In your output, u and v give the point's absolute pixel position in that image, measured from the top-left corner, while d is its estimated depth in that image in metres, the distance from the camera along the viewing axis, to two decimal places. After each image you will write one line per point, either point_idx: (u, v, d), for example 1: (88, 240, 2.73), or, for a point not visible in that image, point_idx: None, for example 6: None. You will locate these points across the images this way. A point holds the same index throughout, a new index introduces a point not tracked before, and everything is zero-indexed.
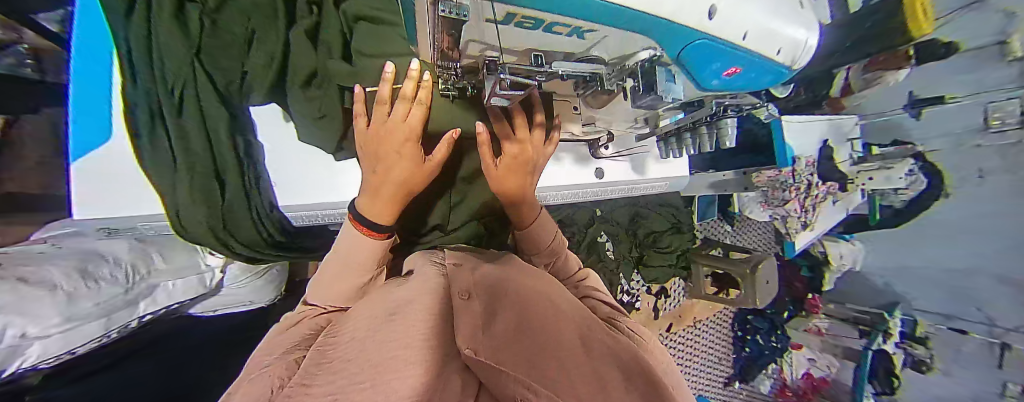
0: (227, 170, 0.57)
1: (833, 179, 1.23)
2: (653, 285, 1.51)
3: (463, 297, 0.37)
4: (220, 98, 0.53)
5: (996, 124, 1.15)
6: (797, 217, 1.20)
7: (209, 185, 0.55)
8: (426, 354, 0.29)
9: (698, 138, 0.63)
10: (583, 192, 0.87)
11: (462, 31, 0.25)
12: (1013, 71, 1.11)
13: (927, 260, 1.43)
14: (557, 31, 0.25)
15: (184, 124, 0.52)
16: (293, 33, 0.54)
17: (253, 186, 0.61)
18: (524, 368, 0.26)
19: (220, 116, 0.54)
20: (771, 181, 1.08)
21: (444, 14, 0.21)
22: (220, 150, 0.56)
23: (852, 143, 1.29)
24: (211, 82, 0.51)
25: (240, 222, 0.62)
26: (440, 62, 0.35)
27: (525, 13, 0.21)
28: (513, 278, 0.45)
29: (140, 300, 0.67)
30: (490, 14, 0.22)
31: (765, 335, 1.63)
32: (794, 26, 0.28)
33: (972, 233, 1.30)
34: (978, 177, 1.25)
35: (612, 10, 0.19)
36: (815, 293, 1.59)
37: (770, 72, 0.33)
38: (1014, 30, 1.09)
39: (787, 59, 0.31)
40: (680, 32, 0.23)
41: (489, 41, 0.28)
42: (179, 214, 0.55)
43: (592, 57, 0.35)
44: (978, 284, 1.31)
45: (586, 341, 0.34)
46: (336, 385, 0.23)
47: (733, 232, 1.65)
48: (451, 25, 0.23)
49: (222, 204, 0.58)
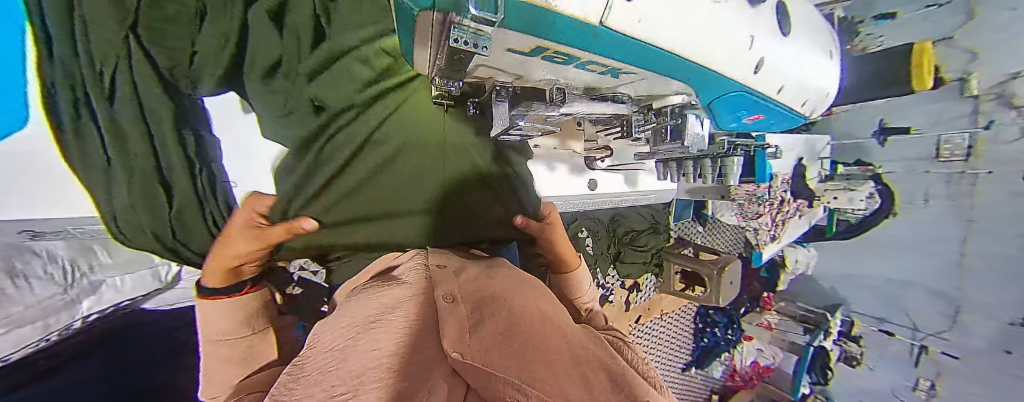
0: (172, 169, 0.57)
1: (803, 196, 1.32)
2: (627, 280, 1.53)
3: (448, 301, 0.35)
4: (161, 83, 0.52)
5: (947, 153, 1.29)
6: (767, 229, 1.29)
7: (149, 187, 0.55)
8: (408, 364, 0.26)
9: (699, 168, 0.72)
10: (575, 203, 0.86)
11: (470, 57, 0.22)
12: (967, 107, 1.24)
13: (867, 271, 1.59)
14: (590, 68, 0.26)
15: (116, 120, 0.51)
16: (255, 13, 0.55)
17: (208, 186, 0.60)
18: (513, 368, 0.24)
19: (161, 105, 0.54)
20: (748, 194, 1.13)
21: (457, 43, 0.16)
22: (163, 148, 0.55)
23: (822, 161, 1.38)
24: (150, 64, 0.50)
25: (191, 226, 0.60)
26: (438, 76, 0.31)
27: (559, 48, 0.20)
28: (495, 282, 0.42)
29: (81, 300, 0.62)
30: (517, 45, 0.20)
31: (723, 329, 1.74)
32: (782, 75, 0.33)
33: (908, 249, 1.45)
34: (923, 201, 1.38)
35: (644, 50, 0.21)
36: (770, 292, 1.74)
37: (789, 120, 0.44)
38: (975, 69, 1.20)
39: (789, 100, 0.38)
40: (700, 66, 0.25)
41: (500, 67, 0.27)
42: (116, 220, 0.54)
43: (617, 94, 0.38)
44: (910, 295, 1.48)
45: (575, 346, 0.32)
46: (316, 398, 0.19)
47: (704, 233, 1.69)
48: (460, 52, 0.20)
49: (168, 206, 0.58)
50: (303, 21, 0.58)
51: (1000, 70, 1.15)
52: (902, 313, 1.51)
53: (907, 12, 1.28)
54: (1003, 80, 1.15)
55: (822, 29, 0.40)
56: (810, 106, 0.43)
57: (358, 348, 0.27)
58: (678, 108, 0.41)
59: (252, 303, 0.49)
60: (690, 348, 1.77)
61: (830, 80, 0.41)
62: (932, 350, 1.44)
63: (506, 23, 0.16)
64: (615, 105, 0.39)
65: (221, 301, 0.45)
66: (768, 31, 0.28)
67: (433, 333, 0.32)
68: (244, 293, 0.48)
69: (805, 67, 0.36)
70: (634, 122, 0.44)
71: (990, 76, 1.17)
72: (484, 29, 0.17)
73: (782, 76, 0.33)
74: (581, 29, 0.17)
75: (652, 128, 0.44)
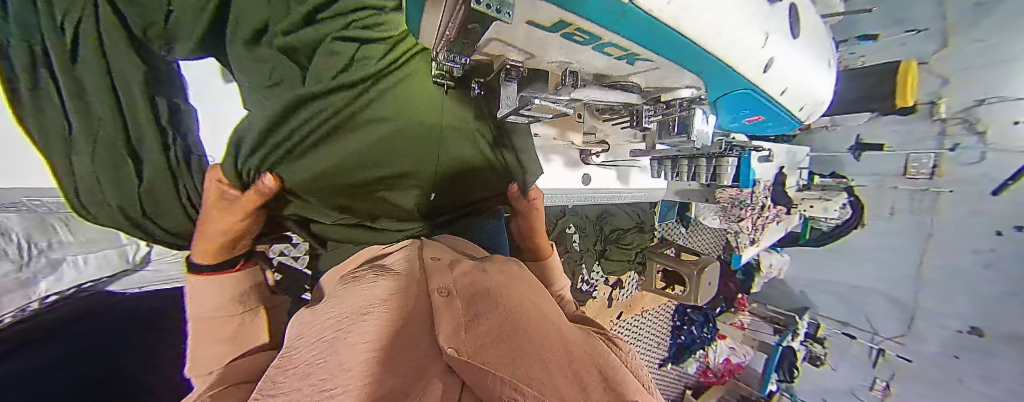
0: (143, 141, 0.47)
1: (782, 203, 1.37)
2: (610, 277, 1.56)
3: (443, 295, 0.34)
4: (132, 43, 0.42)
5: (913, 172, 1.38)
6: (747, 232, 1.34)
7: (117, 156, 0.45)
8: (405, 361, 0.25)
9: (696, 167, 0.74)
10: (569, 197, 0.87)
11: (486, 27, 0.22)
12: (934, 128, 1.32)
13: (835, 277, 1.68)
14: (607, 52, 0.28)
15: (79, 79, 0.41)
16: None
17: (183, 163, 0.50)
18: (511, 366, 0.24)
19: (131, 65, 0.43)
20: (732, 199, 1.15)
21: (480, 6, 0.16)
22: (134, 118, 0.45)
23: (801, 171, 1.45)
24: (119, 22, 0.40)
25: (163, 206, 0.50)
26: (446, 51, 0.30)
27: (581, 25, 0.21)
28: (491, 277, 0.42)
29: (38, 280, 0.59)
30: (541, 18, 0.21)
31: (699, 326, 1.81)
32: (772, 81, 0.34)
33: (872, 259, 1.55)
34: (890, 214, 1.47)
35: (663, 33, 0.22)
36: (744, 293, 1.82)
37: (787, 123, 0.47)
38: (944, 95, 1.29)
39: (785, 105, 0.40)
40: (700, 53, 0.25)
41: (515, 43, 0.27)
42: (77, 191, 0.45)
43: (629, 84, 0.38)
44: (871, 300, 1.58)
45: (568, 343, 0.32)
46: (303, 394, 0.19)
47: (686, 234, 1.74)
48: (477, 19, 0.19)
49: (138, 181, 0.47)
50: None
51: (969, 95, 1.24)
52: (864, 318, 1.62)
53: (889, 35, 1.32)
54: (969, 105, 1.25)
55: (820, 30, 0.41)
56: (811, 106, 0.44)
57: (348, 342, 0.26)
58: (687, 102, 0.41)
59: (238, 283, 0.47)
60: (667, 344, 1.83)
61: (827, 88, 0.43)
62: (889, 353, 1.56)
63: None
64: (624, 93, 0.39)
65: (209, 280, 0.45)
66: (774, 33, 0.30)
67: (428, 326, 0.31)
68: (236, 270, 0.47)
69: (803, 75, 0.37)
70: (643, 112, 0.43)
71: (959, 100, 1.26)
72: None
73: (779, 75, 0.34)
74: (607, 4, 0.17)
75: (660, 118, 0.44)
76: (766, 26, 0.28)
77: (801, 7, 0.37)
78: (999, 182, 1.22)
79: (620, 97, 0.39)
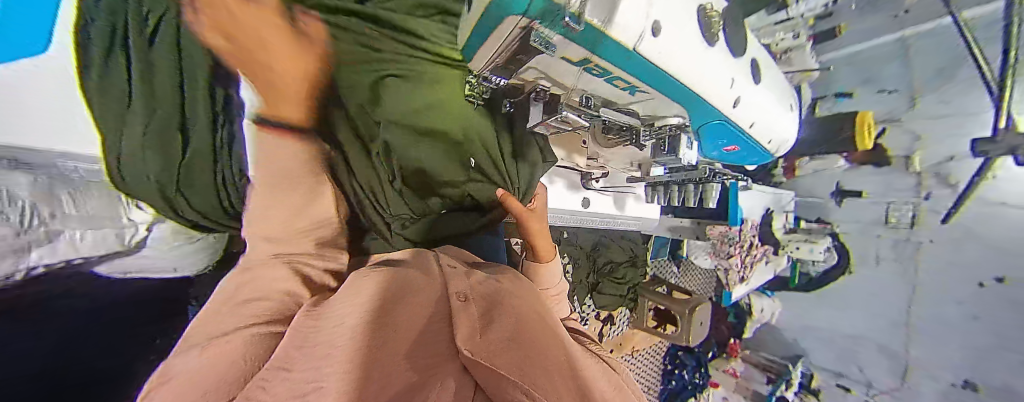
0: (197, 127, 0.48)
1: (769, 242, 1.45)
2: (601, 312, 1.55)
3: (461, 299, 0.35)
4: (203, 37, 0.45)
5: (893, 221, 1.45)
6: (737, 270, 1.35)
7: (169, 138, 0.46)
8: (419, 351, 0.27)
9: (684, 192, 0.78)
10: (567, 219, 0.90)
11: (531, 58, 0.27)
12: (912, 182, 1.39)
13: (826, 324, 1.68)
14: (615, 84, 0.33)
15: (152, 59, 0.43)
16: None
17: (226, 149, 0.51)
18: (521, 374, 0.25)
19: (197, 55, 0.45)
20: (721, 235, 1.21)
21: (536, 42, 0.22)
22: (192, 101, 0.47)
23: (787, 214, 1.50)
24: (194, 16, 0.43)
25: (198, 184, 0.52)
26: (491, 73, 0.34)
27: (599, 62, 0.27)
28: (508, 287, 0.43)
29: (33, 249, 0.51)
30: (570, 55, 0.26)
31: (690, 371, 1.77)
32: (745, 116, 0.40)
33: (862, 307, 1.56)
34: (875, 262, 1.50)
35: (655, 72, 0.28)
36: (736, 339, 1.82)
37: (759, 155, 0.52)
38: (917, 151, 1.37)
39: (755, 138, 0.46)
40: (686, 89, 0.31)
41: (549, 72, 0.31)
42: (120, 162, 0.46)
43: (628, 109, 0.42)
44: (862, 349, 1.58)
45: (574, 362, 0.33)
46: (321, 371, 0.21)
47: (678, 273, 1.76)
48: (526, 50, 0.25)
49: (181, 159, 0.49)
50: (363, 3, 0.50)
51: (941, 150, 1.32)
52: (856, 367, 1.61)
53: (863, 93, 1.45)
54: (941, 161, 1.33)
55: (783, 86, 0.49)
56: (777, 144, 0.51)
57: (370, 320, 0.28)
58: (675, 129, 0.44)
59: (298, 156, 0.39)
60: (659, 389, 1.78)
61: (791, 127, 0.50)
62: None
63: (572, 36, 0.22)
64: (626, 117, 0.43)
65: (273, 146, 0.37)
66: (740, 78, 0.36)
67: (445, 324, 0.33)
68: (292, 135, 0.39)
69: (769, 114, 0.44)
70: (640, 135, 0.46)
71: (932, 155, 1.34)
72: (552, 36, 0.23)
73: (752, 113, 0.41)
74: (616, 48, 0.24)
75: (653, 138, 0.47)
76: (732, 72, 0.34)
77: (762, 60, 0.44)
78: (944, 210, 1.33)
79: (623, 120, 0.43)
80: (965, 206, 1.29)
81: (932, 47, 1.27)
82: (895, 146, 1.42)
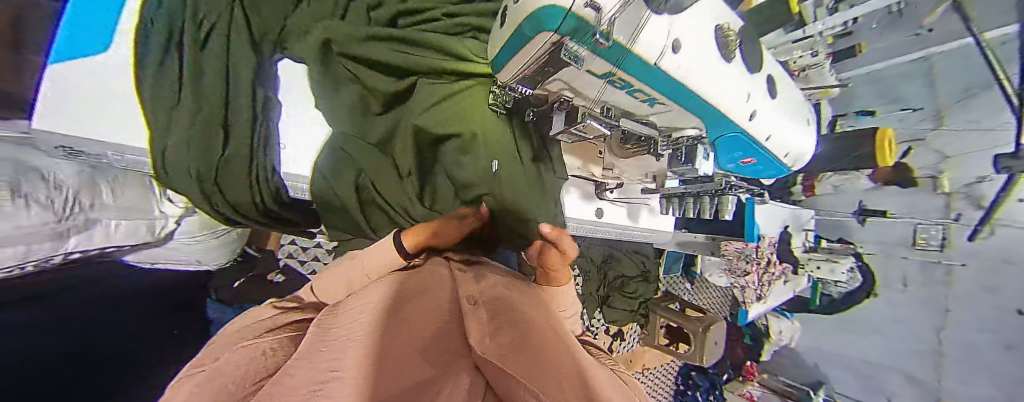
0: (237, 117, 0.50)
1: (788, 262, 1.36)
2: (612, 326, 1.54)
3: (470, 302, 0.34)
4: (250, 45, 0.52)
5: (922, 243, 1.37)
6: (754, 288, 1.26)
7: (211, 129, 0.48)
8: (430, 345, 0.26)
9: (699, 204, 0.75)
10: (580, 229, 0.89)
11: (559, 70, 0.27)
12: (940, 203, 1.33)
13: (852, 350, 1.58)
14: (635, 96, 0.32)
15: (200, 61, 0.48)
16: (352, 8, 0.54)
17: (262, 144, 0.53)
18: (532, 377, 0.23)
19: (243, 57, 0.51)
20: (736, 252, 1.15)
21: (567, 56, 0.22)
22: (235, 97, 0.51)
23: (806, 232, 1.44)
24: (244, 25, 0.51)
25: (234, 178, 0.52)
26: (515, 82, 0.35)
27: (623, 76, 0.26)
28: (517, 296, 0.42)
29: (71, 235, 0.52)
30: (596, 68, 0.26)
31: (703, 394, 1.71)
32: (764, 131, 0.39)
33: (890, 334, 1.47)
34: (902, 285, 1.43)
35: (678, 87, 0.27)
36: (753, 362, 1.69)
37: (776, 168, 0.51)
38: (943, 170, 1.30)
39: (772, 151, 0.44)
40: (705, 102, 0.31)
41: (574, 84, 0.32)
42: (162, 158, 0.47)
43: (648, 121, 0.41)
44: (891, 379, 1.48)
45: (588, 371, 0.31)
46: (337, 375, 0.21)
47: (691, 291, 1.75)
48: (557, 63, 0.25)
49: (221, 152, 0.49)
50: (384, 14, 0.53)
51: (969, 172, 1.25)
52: (884, 399, 1.50)
53: (886, 112, 1.40)
54: (970, 182, 1.25)
55: (801, 103, 0.48)
56: (792, 158, 0.49)
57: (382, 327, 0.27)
58: (693, 142, 0.43)
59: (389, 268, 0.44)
60: None
61: (808, 143, 0.49)
62: None
63: (601, 52, 0.22)
64: (643, 128, 0.42)
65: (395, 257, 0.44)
66: (756, 93, 0.36)
67: (454, 328, 0.31)
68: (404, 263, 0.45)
69: (785, 132, 0.43)
70: (657, 145, 0.45)
71: (961, 175, 1.26)
72: (582, 52, 0.23)
73: (770, 127, 0.40)
74: (640, 63, 0.24)
75: (670, 149, 0.47)
76: (748, 87, 0.34)
77: (778, 76, 0.43)
78: (970, 228, 1.26)
79: (642, 131, 0.42)
80: (992, 224, 1.21)
81: (957, 66, 1.23)
82: (919, 165, 1.35)
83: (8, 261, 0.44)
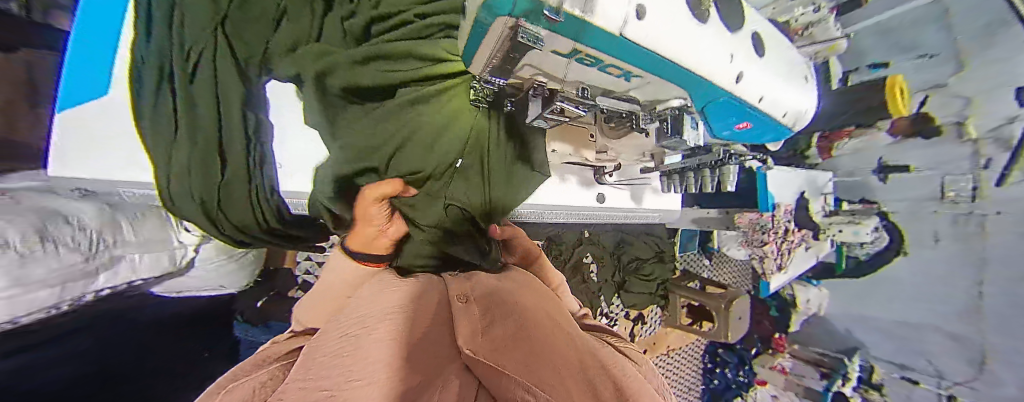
0: (231, 144, 0.51)
1: (808, 227, 1.31)
2: (631, 310, 1.50)
3: (462, 302, 0.36)
4: (235, 68, 0.49)
5: (951, 195, 1.31)
6: (773, 259, 1.23)
7: (208, 160, 0.49)
8: (418, 354, 0.27)
9: (701, 178, 0.73)
10: (582, 215, 0.88)
11: (524, 56, 0.27)
12: (966, 150, 1.26)
13: (886, 313, 1.52)
14: (609, 71, 0.32)
15: (191, 92, 0.49)
16: (328, 22, 0.52)
17: (258, 167, 0.54)
18: (522, 371, 0.23)
19: (232, 82, 0.49)
20: (751, 223, 1.12)
21: (524, 41, 0.22)
22: (227, 123, 0.51)
23: (825, 196, 1.39)
24: (228, 50, 0.49)
25: (236, 202, 0.54)
26: (486, 75, 0.35)
27: (589, 52, 0.26)
28: (512, 289, 0.42)
29: (101, 272, 0.55)
30: (560, 47, 0.25)
31: (732, 370, 1.67)
32: (754, 92, 0.38)
33: (925, 292, 1.40)
34: (934, 240, 1.36)
35: (650, 57, 0.26)
36: (782, 333, 1.66)
37: (774, 131, 0.49)
38: (970, 114, 1.23)
39: (768, 112, 0.43)
40: (684, 70, 0.30)
41: (544, 68, 0.31)
42: (168, 190, 0.49)
43: (629, 96, 0.41)
44: (929, 339, 1.42)
45: (586, 353, 0.31)
46: (333, 380, 0.21)
47: (711, 267, 1.68)
48: (520, 49, 0.24)
49: (221, 179, 0.51)
50: (358, 24, 0.51)
51: (998, 114, 1.19)
52: (924, 360, 1.45)
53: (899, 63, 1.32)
54: (998, 125, 1.19)
55: (793, 56, 0.46)
56: (793, 117, 0.47)
57: (377, 335, 0.27)
58: (677, 112, 0.43)
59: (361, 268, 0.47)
60: (699, 390, 1.71)
61: (806, 100, 0.47)
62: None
63: (557, 28, 0.22)
64: (626, 104, 0.43)
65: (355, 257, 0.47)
66: (738, 53, 0.34)
67: (447, 329, 0.34)
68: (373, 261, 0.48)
69: (778, 88, 0.41)
70: (640, 119, 0.46)
71: (987, 120, 1.21)
72: (541, 31, 0.22)
73: (759, 86, 0.38)
74: (601, 36, 0.23)
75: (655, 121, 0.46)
76: (728, 47, 0.32)
77: (763, 33, 0.41)
78: (997, 172, 1.21)
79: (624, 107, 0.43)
80: (1020, 167, 1.16)
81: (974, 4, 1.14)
82: (937, 111, 1.30)
83: (46, 305, 0.46)
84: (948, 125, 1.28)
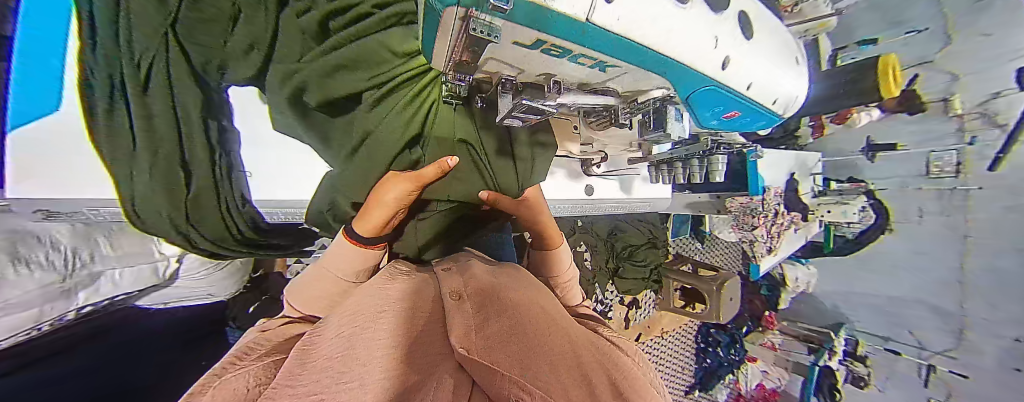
0: (194, 156, 0.52)
1: (797, 210, 1.33)
2: (626, 296, 1.54)
3: (454, 298, 0.35)
4: (193, 74, 0.47)
5: (937, 170, 1.32)
6: (763, 241, 1.25)
7: (171, 172, 0.51)
8: (402, 346, 0.26)
9: (689, 168, 0.74)
10: (572, 207, 0.89)
11: (485, 49, 0.25)
12: (952, 127, 1.27)
13: (871, 288, 1.57)
14: (581, 62, 0.30)
15: (147, 102, 0.46)
16: (283, 20, 0.46)
17: (224, 178, 0.56)
18: (516, 366, 0.23)
19: (191, 93, 0.48)
20: (742, 207, 1.14)
21: (475, 32, 0.21)
22: (187, 133, 0.50)
23: (814, 177, 1.40)
24: (185, 58, 0.45)
25: (204, 212, 0.56)
26: (452, 69, 0.34)
27: (554, 42, 0.24)
28: (510, 286, 0.41)
29: (77, 291, 0.60)
30: (521, 38, 0.24)
31: (725, 348, 1.72)
32: (741, 80, 0.37)
33: (907, 267, 1.45)
34: (918, 216, 1.39)
35: (626, 47, 0.25)
36: (771, 311, 1.73)
37: (767, 117, 0.48)
38: (957, 90, 1.25)
39: (756, 98, 0.41)
40: (662, 60, 0.28)
41: (508, 60, 0.30)
42: (134, 204, 0.50)
43: (607, 88, 0.40)
44: (911, 311, 1.47)
45: (579, 347, 0.30)
46: (322, 384, 0.20)
47: (702, 250, 1.72)
48: (477, 41, 0.23)
49: (186, 191, 0.53)
50: (310, 21, 0.45)
51: (983, 90, 1.20)
52: (906, 332, 1.50)
53: (889, 38, 1.32)
54: (984, 100, 1.20)
55: (784, 35, 0.45)
56: (784, 102, 0.46)
57: (365, 336, 0.27)
58: (661, 103, 0.42)
59: (360, 256, 0.47)
60: (692, 369, 1.76)
61: (798, 85, 0.46)
62: (941, 370, 1.41)
63: (512, 18, 0.20)
64: (603, 97, 0.42)
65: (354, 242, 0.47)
66: (725, 37, 0.32)
67: (442, 323, 0.33)
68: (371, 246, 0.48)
69: (766, 71, 0.40)
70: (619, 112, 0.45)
71: (971, 95, 1.22)
72: (495, 23, 0.21)
73: (749, 75, 0.37)
74: (568, 24, 0.21)
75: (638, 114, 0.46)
76: (714, 30, 0.30)
77: (752, 14, 0.39)
78: (992, 157, 1.19)
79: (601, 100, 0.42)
80: (1015, 150, 1.14)
81: None
82: (928, 90, 1.31)
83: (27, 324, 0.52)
84: (936, 102, 1.30)
